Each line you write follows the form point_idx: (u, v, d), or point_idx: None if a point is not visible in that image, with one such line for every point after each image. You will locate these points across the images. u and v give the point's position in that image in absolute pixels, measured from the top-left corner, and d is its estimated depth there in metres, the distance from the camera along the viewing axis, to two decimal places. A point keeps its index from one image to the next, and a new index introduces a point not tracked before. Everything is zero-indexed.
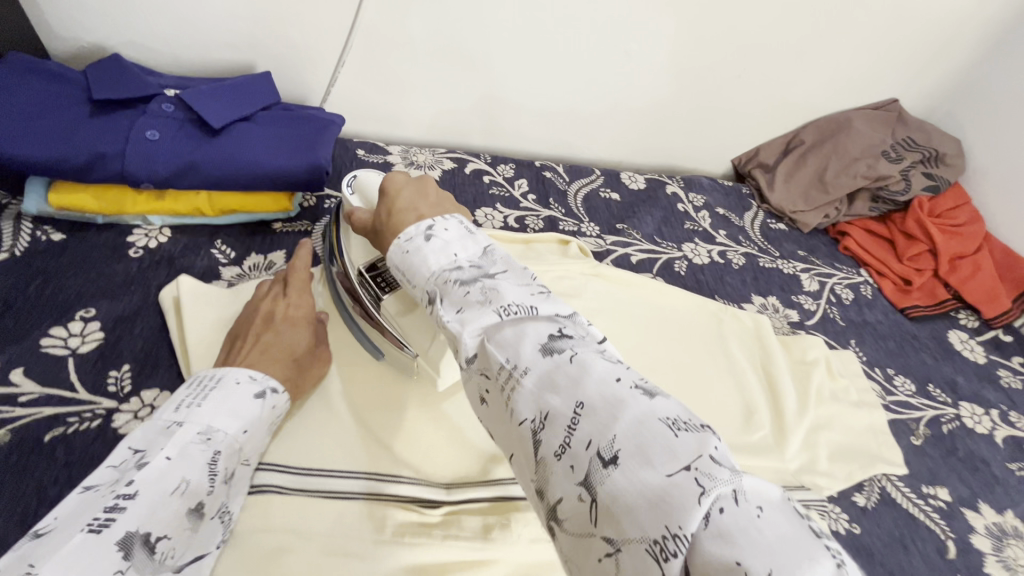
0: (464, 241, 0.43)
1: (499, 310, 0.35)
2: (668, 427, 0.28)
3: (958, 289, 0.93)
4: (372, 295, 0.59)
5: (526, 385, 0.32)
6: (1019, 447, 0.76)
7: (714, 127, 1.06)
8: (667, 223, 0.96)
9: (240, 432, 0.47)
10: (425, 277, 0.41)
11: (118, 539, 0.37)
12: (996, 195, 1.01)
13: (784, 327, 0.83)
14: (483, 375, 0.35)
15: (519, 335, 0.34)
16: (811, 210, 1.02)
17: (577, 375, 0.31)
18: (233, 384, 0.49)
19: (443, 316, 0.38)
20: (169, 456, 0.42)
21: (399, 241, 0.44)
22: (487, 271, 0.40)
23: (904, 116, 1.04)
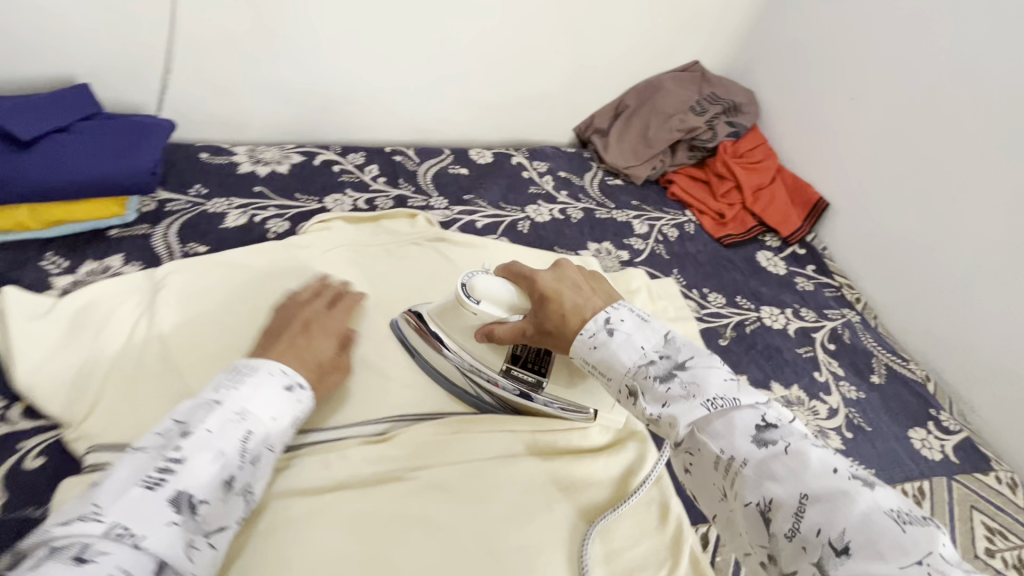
0: (643, 332, 0.55)
1: (707, 404, 0.49)
2: (891, 519, 0.39)
3: (761, 216, 1.10)
4: (530, 382, 0.66)
5: (748, 473, 0.45)
6: (806, 335, 0.92)
7: (549, 100, 1.18)
8: (512, 190, 1.06)
9: (269, 418, 0.54)
10: (621, 371, 0.54)
11: (168, 496, 0.44)
12: (785, 133, 1.19)
13: (615, 266, 0.95)
14: (691, 452, 0.49)
15: (732, 428, 0.47)
16: (640, 164, 1.16)
17: (796, 468, 0.44)
18: (266, 375, 0.56)
19: (649, 410, 0.51)
20: (209, 429, 0.49)
21: (582, 334, 0.56)
22: (676, 360, 0.53)
23: (706, 75, 1.21)
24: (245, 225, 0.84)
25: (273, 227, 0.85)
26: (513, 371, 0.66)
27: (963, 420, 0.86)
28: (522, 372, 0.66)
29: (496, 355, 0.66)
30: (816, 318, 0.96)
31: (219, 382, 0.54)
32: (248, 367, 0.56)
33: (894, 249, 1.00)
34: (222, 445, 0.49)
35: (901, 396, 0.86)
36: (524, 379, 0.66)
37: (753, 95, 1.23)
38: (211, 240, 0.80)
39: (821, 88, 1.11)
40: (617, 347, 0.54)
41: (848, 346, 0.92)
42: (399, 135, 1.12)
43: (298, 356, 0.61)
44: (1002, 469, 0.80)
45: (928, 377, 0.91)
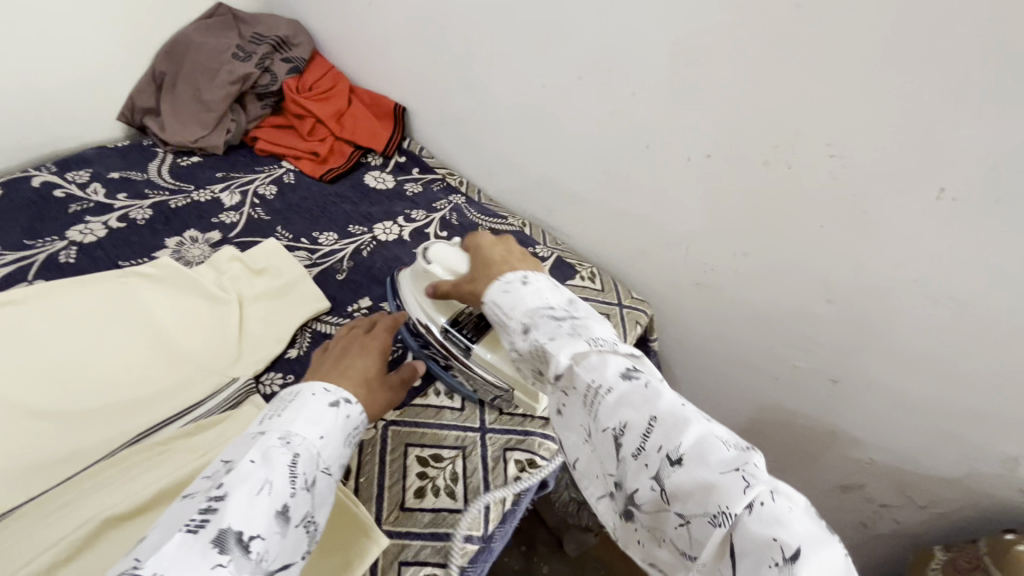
0: (552, 291, 0.59)
1: (589, 341, 0.52)
2: (723, 443, 0.43)
3: (352, 139, 1.10)
4: (462, 349, 0.71)
5: (608, 399, 0.48)
6: (420, 233, 0.98)
7: (47, 97, 0.98)
8: (42, 218, 0.85)
9: (317, 439, 0.51)
10: (520, 310, 0.57)
11: (211, 535, 0.40)
12: (342, 52, 1.17)
13: (203, 252, 0.85)
14: (565, 387, 0.52)
15: (604, 363, 0.50)
16: (210, 131, 1.05)
17: (650, 397, 0.47)
18: (310, 395, 0.55)
19: (538, 338, 0.54)
20: (254, 459, 0.46)
21: (502, 283, 0.61)
22: (574, 313, 0.56)
23: (238, 16, 1.11)
24: None
25: None
26: (449, 333, 0.72)
27: (555, 245, 1.04)
28: (455, 337, 0.72)
29: (442, 313, 0.73)
30: (426, 215, 1.02)
31: (263, 415, 0.52)
32: (292, 393, 0.54)
33: (462, 129, 1.10)
34: (270, 471, 0.46)
35: None
36: (459, 344, 0.72)
37: (299, 23, 1.18)
38: None
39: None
40: (527, 294, 0.58)
41: (457, 226, 1.01)
42: None
43: (342, 373, 0.61)
44: (583, 268, 0.99)
45: (525, 224, 1.07)
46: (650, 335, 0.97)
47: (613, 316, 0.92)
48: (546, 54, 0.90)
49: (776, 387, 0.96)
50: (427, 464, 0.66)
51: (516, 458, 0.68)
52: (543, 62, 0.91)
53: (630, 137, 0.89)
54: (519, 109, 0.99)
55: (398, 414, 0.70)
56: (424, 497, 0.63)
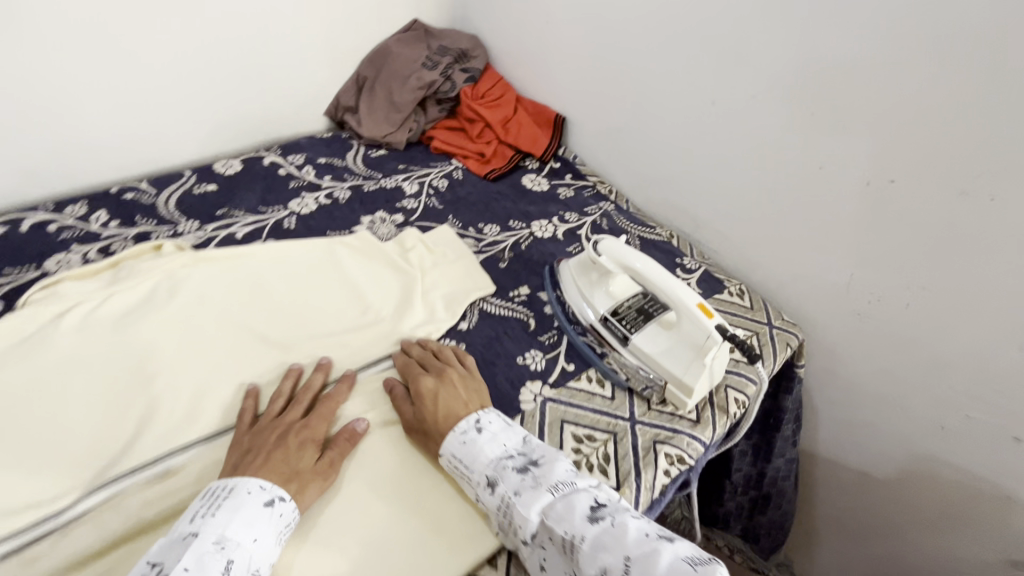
0: (505, 432, 0.65)
1: (551, 489, 0.58)
2: (688, 564, 0.50)
3: (515, 144, 1.20)
4: (620, 335, 0.76)
5: (585, 548, 0.53)
6: (574, 234, 1.04)
7: (280, 94, 1.17)
8: (271, 190, 1.03)
9: (252, 541, 0.53)
10: (483, 465, 0.62)
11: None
12: (513, 64, 1.28)
13: (391, 231, 0.98)
14: (543, 541, 0.57)
15: (574, 509, 0.56)
16: (396, 129, 1.20)
17: (619, 536, 0.53)
18: (245, 495, 0.55)
19: (507, 492, 0.59)
20: (186, 566, 0.49)
21: (454, 433, 0.65)
22: (532, 458, 0.63)
23: (428, 30, 1.25)
24: None
25: None
26: (609, 321, 0.78)
27: (702, 259, 1.05)
28: (615, 325, 0.77)
29: (601, 303, 0.79)
30: (578, 218, 1.09)
31: (196, 511, 0.54)
32: (227, 488, 0.56)
33: (618, 141, 1.15)
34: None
35: (654, 258, 1.02)
36: (616, 332, 0.77)
37: (477, 37, 1.30)
38: None
39: (521, 16, 1.21)
40: (483, 444, 0.63)
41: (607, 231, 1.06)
42: (128, 173, 1.05)
43: (273, 467, 0.60)
44: (732, 283, 0.99)
45: (672, 236, 1.09)
46: (799, 360, 0.94)
47: (764, 334, 0.91)
48: (727, 70, 0.93)
49: (924, 431, 0.92)
50: (581, 442, 0.70)
51: (666, 452, 0.70)
52: (722, 78, 0.94)
53: (804, 157, 0.88)
54: (687, 124, 1.02)
55: (554, 392, 0.76)
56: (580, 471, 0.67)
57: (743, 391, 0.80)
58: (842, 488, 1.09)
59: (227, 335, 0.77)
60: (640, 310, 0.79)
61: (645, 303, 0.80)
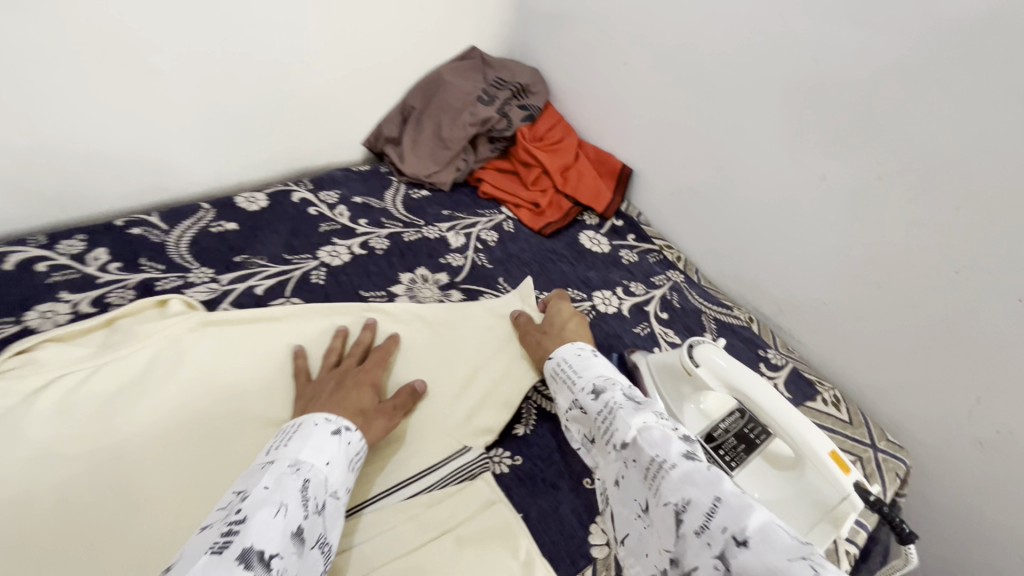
0: (618, 370, 0.64)
1: (654, 415, 0.54)
2: (781, 528, 0.41)
3: (574, 195, 1.07)
4: (716, 469, 0.63)
5: (673, 476, 0.48)
6: (641, 311, 0.91)
7: (317, 120, 1.04)
8: (299, 234, 0.90)
9: (325, 465, 0.51)
10: (592, 379, 0.62)
11: (238, 554, 0.39)
12: (576, 105, 1.15)
13: (434, 295, 0.85)
14: (630, 459, 0.53)
15: (668, 440, 0.51)
16: (442, 169, 1.07)
17: (712, 477, 0.46)
18: (312, 426, 0.54)
19: (610, 403, 0.57)
20: (267, 486, 0.45)
21: (574, 350, 0.68)
22: (642, 395, 0.59)
23: (486, 60, 1.13)
24: None
25: None
26: (702, 448, 0.64)
27: (786, 352, 0.91)
28: (710, 456, 0.63)
29: (692, 423, 0.66)
30: (645, 290, 0.95)
31: (270, 446, 0.51)
32: (295, 423, 0.54)
33: (693, 204, 1.02)
34: (284, 495, 0.45)
35: (733, 348, 0.88)
36: (710, 465, 0.63)
37: (538, 71, 1.18)
38: None
39: (593, 53, 1.08)
40: (599, 366, 0.64)
41: (679, 310, 0.92)
42: (138, 198, 0.92)
43: (337, 404, 0.59)
44: (826, 389, 0.85)
45: (751, 319, 0.96)
46: (903, 491, 0.80)
47: (869, 461, 0.76)
48: (845, 144, 0.79)
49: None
50: None
51: None
52: (836, 152, 0.80)
53: (934, 256, 0.74)
54: (783, 196, 0.88)
55: None
56: None
57: (854, 540, 0.66)
58: None
59: (235, 428, 0.63)
60: (740, 438, 0.64)
61: (745, 425, 0.64)
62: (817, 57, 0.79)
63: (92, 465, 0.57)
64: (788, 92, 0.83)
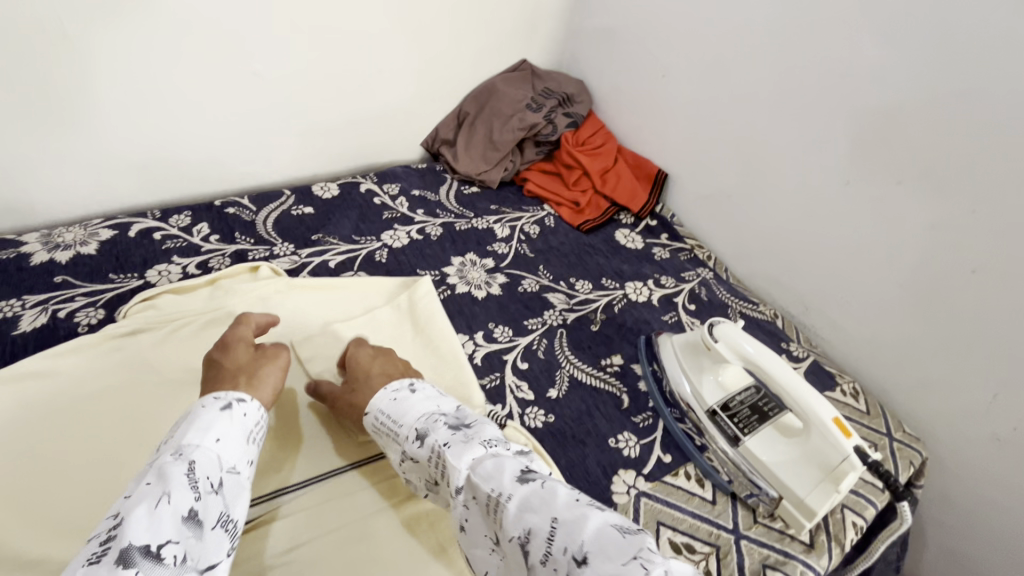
0: (437, 398, 0.61)
1: (483, 443, 0.52)
2: (617, 531, 0.41)
3: (611, 196, 1.15)
4: (730, 434, 0.70)
5: (511, 507, 0.45)
6: (670, 301, 0.98)
7: (384, 122, 1.17)
8: (365, 219, 1.02)
9: (215, 443, 0.47)
10: (413, 420, 0.57)
11: (118, 555, 0.38)
12: (618, 114, 1.24)
13: (481, 277, 0.95)
14: (465, 499, 0.50)
15: (498, 465, 0.49)
16: (491, 168, 1.18)
17: (548, 497, 0.45)
18: (198, 407, 0.50)
19: (438, 444, 0.54)
20: (149, 482, 0.43)
21: (390, 393, 0.61)
22: (464, 419, 0.57)
23: (535, 72, 1.24)
24: (47, 324, 0.72)
25: (84, 318, 0.74)
26: (718, 416, 0.71)
27: (809, 347, 0.96)
28: (725, 422, 0.71)
29: (710, 394, 0.73)
30: (675, 283, 1.02)
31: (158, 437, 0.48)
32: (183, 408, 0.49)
33: (724, 206, 1.09)
34: (168, 484, 0.43)
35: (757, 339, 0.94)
36: (725, 430, 0.70)
37: (583, 83, 1.28)
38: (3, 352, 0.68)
39: (635, 66, 1.17)
40: (417, 402, 0.59)
41: (706, 303, 0.99)
42: (230, 183, 1.06)
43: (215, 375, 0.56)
44: (845, 381, 0.90)
45: (776, 315, 1.01)
46: (919, 481, 0.83)
47: (884, 447, 0.81)
48: (870, 149, 0.85)
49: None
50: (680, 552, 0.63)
51: None
52: (860, 157, 0.86)
53: (952, 254, 0.79)
54: (809, 198, 0.94)
55: (649, 486, 0.69)
56: None
57: (862, 513, 0.70)
58: None
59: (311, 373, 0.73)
60: (753, 409, 0.72)
61: (759, 399, 0.73)
62: (843, 71, 0.85)
63: (199, 392, 0.68)
64: (816, 102, 0.90)
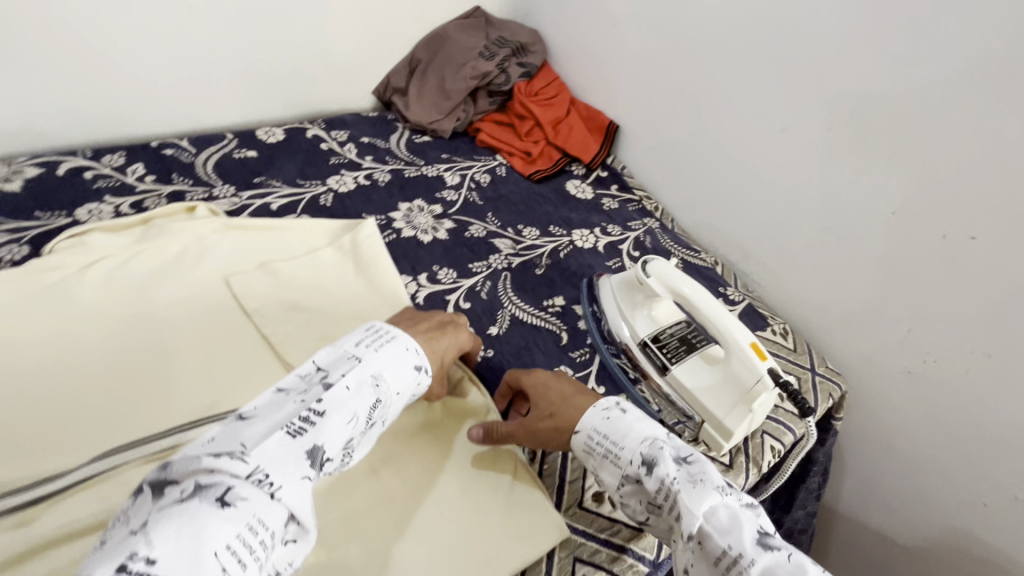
0: (648, 422, 0.56)
1: (718, 490, 0.49)
2: None
3: (564, 147, 1.16)
4: (658, 364, 0.73)
5: (753, 573, 0.43)
6: (615, 248, 1.00)
7: (331, 66, 1.13)
8: (311, 164, 1.00)
9: (394, 393, 0.52)
10: (634, 443, 0.54)
11: (306, 449, 0.43)
12: (572, 64, 1.24)
13: (429, 221, 0.95)
14: (694, 547, 0.47)
15: (736, 524, 0.46)
16: (443, 117, 1.16)
17: (798, 574, 0.43)
18: (402, 348, 0.54)
19: (668, 475, 0.50)
20: (347, 387, 0.48)
21: (599, 410, 0.58)
22: (683, 456, 0.53)
23: (489, 19, 1.22)
24: None
25: (7, 254, 0.72)
26: (649, 348, 0.74)
27: (745, 291, 1.00)
28: (655, 353, 0.74)
29: (641, 328, 0.76)
30: (621, 232, 1.04)
31: (362, 340, 0.53)
32: (390, 333, 0.55)
33: (672, 158, 1.10)
34: (358, 406, 0.47)
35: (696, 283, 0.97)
36: (654, 360, 0.74)
37: (538, 32, 1.26)
38: None
39: (588, 14, 1.16)
40: (634, 423, 0.55)
41: (650, 250, 1.02)
42: (169, 125, 1.02)
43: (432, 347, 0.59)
44: (776, 322, 0.95)
45: (716, 262, 1.05)
46: (837, 415, 0.90)
47: (806, 380, 0.86)
48: (804, 96, 0.87)
49: (961, 505, 0.85)
50: None
51: None
52: (794, 103, 0.89)
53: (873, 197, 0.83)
54: (747, 147, 0.97)
55: None
56: (601, 503, 0.64)
57: (780, 439, 0.75)
58: (868, 551, 1.02)
59: (247, 309, 0.72)
60: (682, 341, 0.75)
61: (689, 332, 0.76)
62: (781, 16, 0.87)
63: (131, 326, 0.68)
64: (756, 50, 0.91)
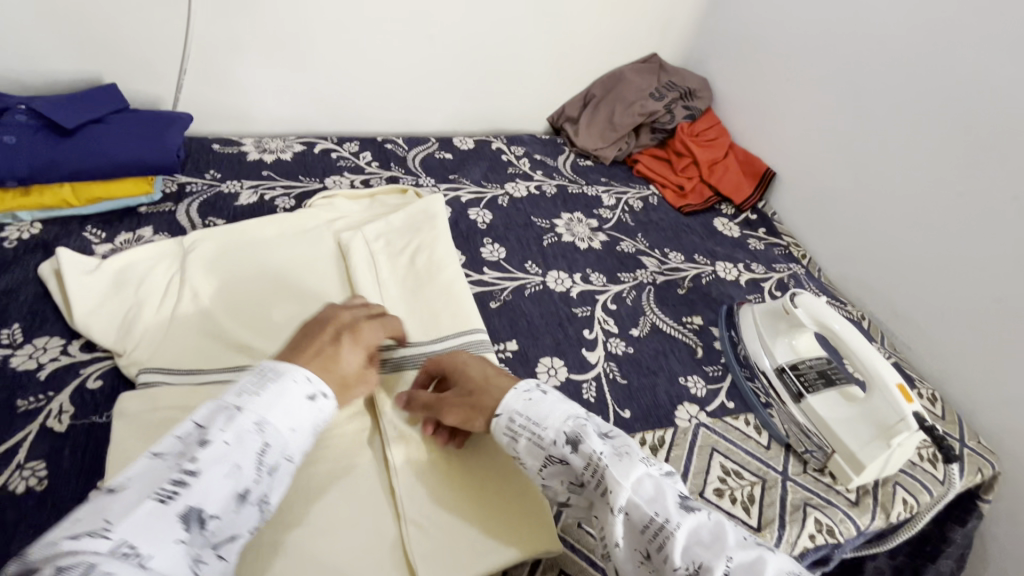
0: (565, 403, 0.58)
1: (643, 464, 0.52)
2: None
3: (716, 186, 1.23)
4: (795, 390, 0.77)
5: (677, 537, 0.48)
6: (757, 284, 1.04)
7: (520, 93, 1.32)
8: (493, 170, 1.18)
9: (292, 431, 0.48)
10: (558, 425, 0.55)
11: (179, 512, 0.41)
12: (736, 113, 1.31)
13: (586, 231, 1.07)
14: (624, 514, 0.50)
15: (661, 491, 0.50)
16: (607, 146, 1.30)
17: (717, 534, 0.48)
18: (290, 381, 0.50)
19: (596, 452, 0.52)
20: (227, 440, 0.45)
21: (517, 390, 0.58)
22: (604, 432, 0.56)
23: (663, 65, 1.34)
24: (256, 202, 0.95)
25: (281, 203, 0.96)
26: (786, 373, 0.79)
27: (892, 350, 0.98)
28: (792, 379, 0.78)
29: (780, 355, 0.81)
30: (764, 271, 1.08)
31: (242, 386, 0.49)
32: (275, 370, 0.50)
33: (827, 210, 1.12)
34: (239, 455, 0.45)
35: None
36: (790, 386, 0.78)
37: (706, 81, 1.36)
38: (227, 214, 0.91)
39: (761, 69, 1.23)
40: (552, 404, 0.56)
41: None
42: (388, 125, 1.26)
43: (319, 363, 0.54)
44: (924, 387, 0.92)
45: (863, 317, 1.04)
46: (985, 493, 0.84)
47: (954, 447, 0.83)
48: (988, 164, 0.86)
49: None
50: (728, 475, 0.71)
51: (816, 518, 0.68)
52: (976, 170, 0.88)
53: None
54: (913, 208, 0.97)
55: (710, 421, 0.77)
56: (722, 498, 0.68)
57: (915, 495, 0.74)
58: None
59: None
60: (820, 374, 0.79)
61: (828, 368, 0.80)
62: (972, 86, 0.88)
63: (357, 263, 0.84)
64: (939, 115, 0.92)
